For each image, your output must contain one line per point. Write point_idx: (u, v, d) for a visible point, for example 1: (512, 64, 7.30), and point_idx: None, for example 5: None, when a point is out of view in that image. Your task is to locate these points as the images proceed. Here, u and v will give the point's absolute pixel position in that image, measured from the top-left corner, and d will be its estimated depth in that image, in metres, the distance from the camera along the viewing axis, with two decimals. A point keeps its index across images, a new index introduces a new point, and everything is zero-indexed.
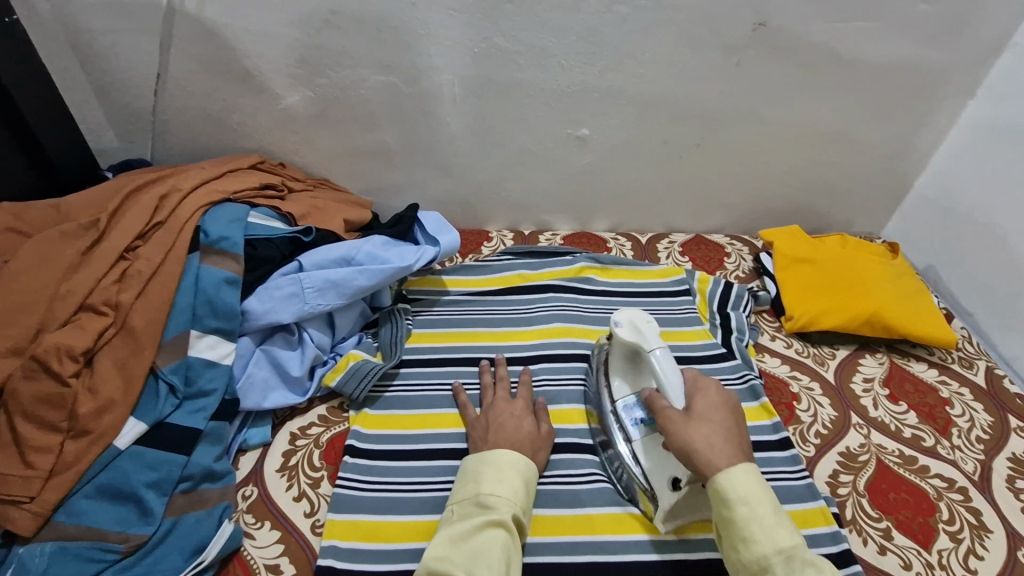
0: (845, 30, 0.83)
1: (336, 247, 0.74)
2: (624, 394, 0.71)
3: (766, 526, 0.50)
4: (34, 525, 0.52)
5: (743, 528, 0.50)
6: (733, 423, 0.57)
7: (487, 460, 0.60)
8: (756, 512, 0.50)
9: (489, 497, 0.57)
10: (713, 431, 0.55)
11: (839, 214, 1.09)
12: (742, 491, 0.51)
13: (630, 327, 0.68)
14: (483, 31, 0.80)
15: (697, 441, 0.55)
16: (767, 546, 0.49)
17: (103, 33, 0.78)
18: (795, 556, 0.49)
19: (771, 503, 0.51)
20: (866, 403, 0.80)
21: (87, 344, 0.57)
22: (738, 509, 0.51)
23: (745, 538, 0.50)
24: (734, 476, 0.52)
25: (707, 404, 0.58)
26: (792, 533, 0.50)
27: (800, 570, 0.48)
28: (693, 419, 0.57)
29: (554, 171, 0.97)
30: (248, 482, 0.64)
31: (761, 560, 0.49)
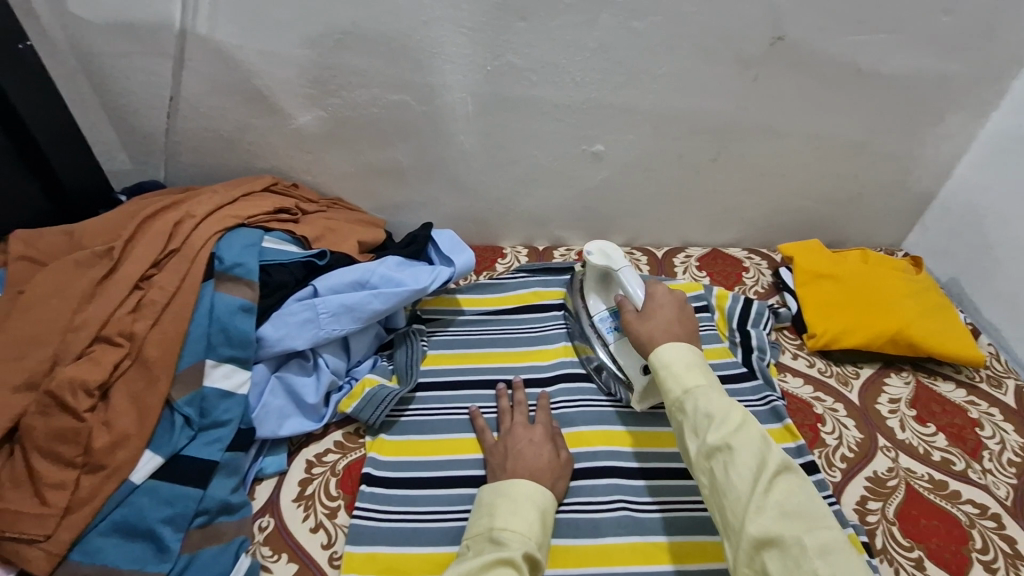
0: (865, 42, 0.82)
1: (350, 269, 0.73)
2: (599, 308, 0.80)
3: (676, 372, 0.60)
4: (49, 565, 0.52)
5: (660, 379, 0.61)
6: (675, 316, 0.67)
7: (502, 492, 0.59)
8: (670, 366, 0.61)
9: (503, 532, 0.55)
10: (656, 323, 0.67)
11: (860, 226, 1.07)
12: (662, 355, 0.62)
13: (601, 254, 0.76)
14: (496, 49, 0.79)
15: (645, 332, 0.66)
16: (676, 387, 0.59)
17: (115, 57, 0.78)
18: (698, 390, 0.58)
19: (684, 358, 0.61)
20: (892, 424, 0.78)
21: (102, 377, 0.57)
22: (657, 368, 0.62)
23: (662, 386, 0.61)
24: (662, 348, 0.63)
25: (655, 302, 0.69)
26: (701, 377, 0.59)
27: (698, 396, 0.57)
28: (642, 317, 0.68)
29: (568, 187, 0.96)
30: (264, 512, 0.63)
31: (673, 398, 0.59)
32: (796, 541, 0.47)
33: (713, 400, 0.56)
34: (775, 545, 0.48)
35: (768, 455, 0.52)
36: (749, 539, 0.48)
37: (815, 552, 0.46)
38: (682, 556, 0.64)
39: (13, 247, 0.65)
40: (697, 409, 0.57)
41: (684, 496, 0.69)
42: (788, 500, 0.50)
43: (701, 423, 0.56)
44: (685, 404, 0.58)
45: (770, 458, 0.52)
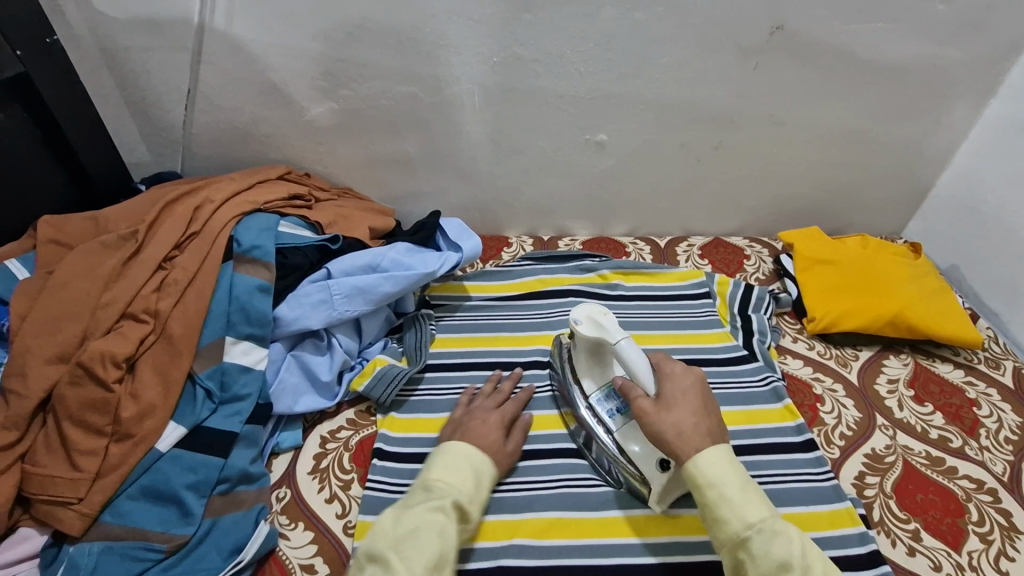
0: (862, 32, 0.84)
1: (362, 254, 0.76)
2: (595, 389, 0.71)
3: (737, 503, 0.53)
4: (82, 526, 0.55)
5: (716, 510, 0.54)
6: (701, 408, 0.59)
7: (445, 450, 0.61)
8: (727, 493, 0.54)
9: (436, 483, 0.57)
10: (683, 417, 0.58)
11: (860, 215, 1.08)
12: (711, 473, 0.55)
13: (591, 323, 0.68)
14: (502, 41, 0.81)
15: (668, 428, 0.58)
16: (739, 522, 0.53)
17: (137, 51, 0.81)
18: (767, 530, 0.52)
19: (739, 481, 0.55)
20: (891, 404, 0.80)
21: (129, 351, 0.59)
22: (710, 494, 0.54)
23: (717, 517, 0.54)
24: (709, 460, 0.55)
25: (676, 388, 0.61)
26: (761, 506, 0.54)
27: (771, 541, 0.51)
28: (663, 406, 0.60)
29: (572, 177, 0.98)
30: (281, 483, 0.66)
31: (736, 536, 0.53)
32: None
33: (788, 546, 0.51)
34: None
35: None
36: None
37: None
38: (642, 527, 0.66)
39: (43, 231, 0.68)
40: (773, 558, 0.51)
41: None
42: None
43: None
44: (754, 548, 0.52)
45: None
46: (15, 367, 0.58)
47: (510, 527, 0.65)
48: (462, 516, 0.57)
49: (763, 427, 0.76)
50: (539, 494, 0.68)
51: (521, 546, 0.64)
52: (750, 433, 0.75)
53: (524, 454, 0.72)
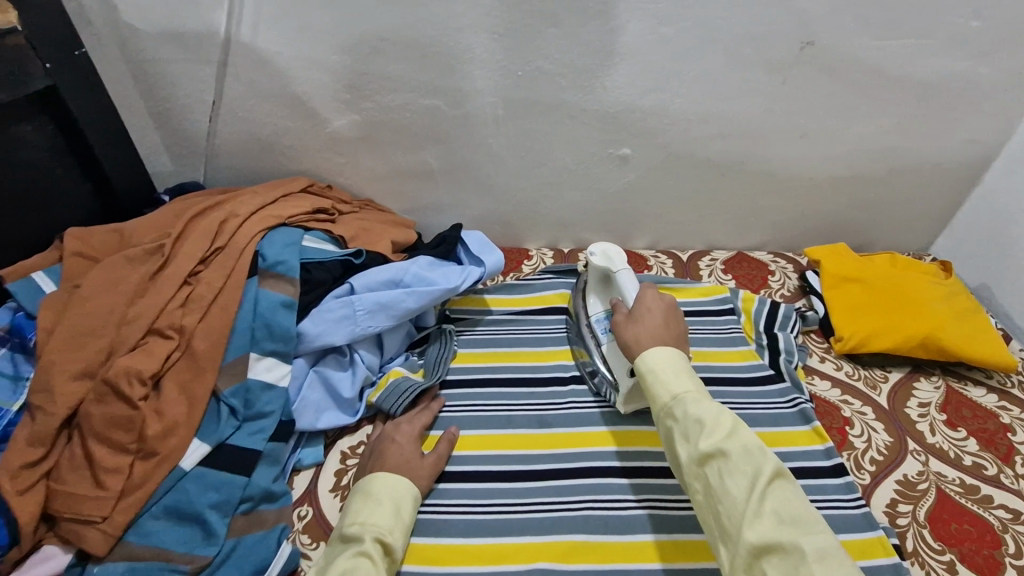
0: (894, 48, 0.82)
1: (385, 268, 0.75)
2: (598, 309, 0.82)
3: (665, 378, 0.60)
4: (106, 546, 0.54)
5: (647, 386, 0.61)
6: (664, 322, 0.67)
7: (360, 490, 0.62)
8: (657, 372, 0.60)
9: (351, 527, 0.58)
10: (643, 328, 0.66)
11: (887, 231, 1.06)
12: (648, 358, 0.62)
13: (602, 255, 0.79)
14: (527, 55, 0.81)
15: (630, 337, 0.66)
16: (664, 393, 0.59)
17: (163, 63, 0.81)
18: (685, 395, 0.57)
19: (672, 364, 0.60)
20: (922, 428, 0.78)
21: (154, 368, 0.59)
22: (646, 375, 0.61)
23: (651, 394, 0.60)
24: (655, 352, 0.62)
25: (644, 306, 0.69)
26: (688, 382, 0.59)
27: (687, 402, 0.56)
28: (630, 319, 0.69)
29: (594, 190, 0.97)
30: (303, 502, 0.65)
31: (662, 405, 0.59)
32: (796, 547, 0.48)
33: (702, 405, 0.56)
34: (774, 553, 0.48)
35: (761, 461, 0.52)
36: (749, 549, 0.48)
37: (814, 558, 0.47)
38: (671, 554, 0.64)
39: (69, 244, 0.68)
40: (688, 415, 0.56)
41: None
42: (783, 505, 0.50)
43: (692, 429, 0.55)
44: (675, 410, 0.57)
45: (766, 467, 0.51)
46: (40, 383, 0.58)
47: (532, 550, 0.64)
48: (389, 550, 0.57)
49: (789, 450, 0.74)
50: (563, 516, 0.67)
51: (544, 569, 0.63)
52: (778, 456, 0.73)
53: (546, 474, 0.71)
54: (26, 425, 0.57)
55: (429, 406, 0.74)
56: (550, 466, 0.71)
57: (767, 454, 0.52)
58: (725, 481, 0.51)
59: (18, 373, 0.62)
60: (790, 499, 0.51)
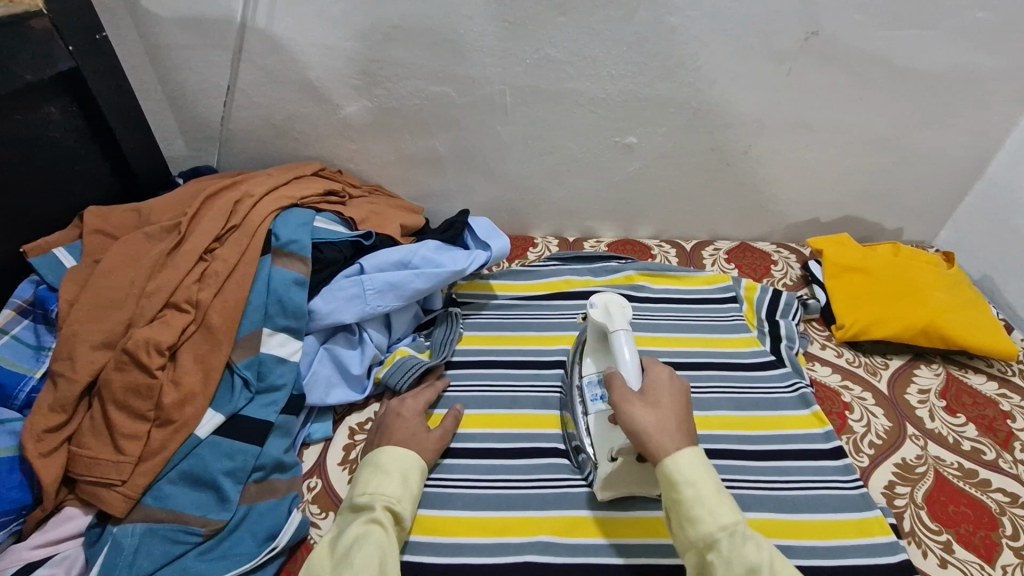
0: (898, 38, 0.83)
1: (394, 250, 0.77)
2: (591, 371, 0.72)
3: (712, 505, 0.52)
4: (125, 507, 0.56)
5: (689, 509, 0.53)
6: (681, 408, 0.59)
7: (369, 461, 0.63)
8: (702, 492, 0.53)
9: (361, 498, 0.59)
10: (662, 416, 0.57)
11: (890, 222, 1.07)
12: (688, 473, 0.54)
13: (603, 309, 0.71)
14: (535, 42, 0.82)
15: (649, 423, 0.57)
16: (712, 523, 0.52)
17: (180, 48, 0.83)
18: (738, 534, 0.52)
19: (716, 485, 0.54)
20: (922, 414, 0.79)
21: (171, 340, 0.61)
22: (686, 493, 0.53)
23: (691, 517, 0.53)
24: (684, 461, 0.54)
25: (659, 387, 0.61)
26: (733, 510, 0.53)
27: (742, 544, 0.51)
28: (645, 402, 0.59)
29: (599, 179, 0.98)
30: (312, 473, 0.67)
31: (705, 536, 0.52)
32: None
33: (759, 552, 0.51)
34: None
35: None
36: None
37: None
38: (618, 529, 0.65)
39: (89, 221, 0.71)
40: (742, 561, 0.50)
41: (720, 474, 0.70)
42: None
43: None
44: (725, 550, 0.51)
45: None
46: (63, 351, 0.60)
47: (533, 525, 0.65)
48: (398, 519, 0.59)
49: (789, 433, 0.75)
50: (565, 492, 0.68)
51: (546, 543, 0.64)
52: (777, 438, 0.75)
53: (546, 453, 0.72)
54: (49, 391, 0.59)
55: (435, 383, 0.76)
56: (551, 445, 0.73)
57: None
58: None
59: (41, 343, 0.64)
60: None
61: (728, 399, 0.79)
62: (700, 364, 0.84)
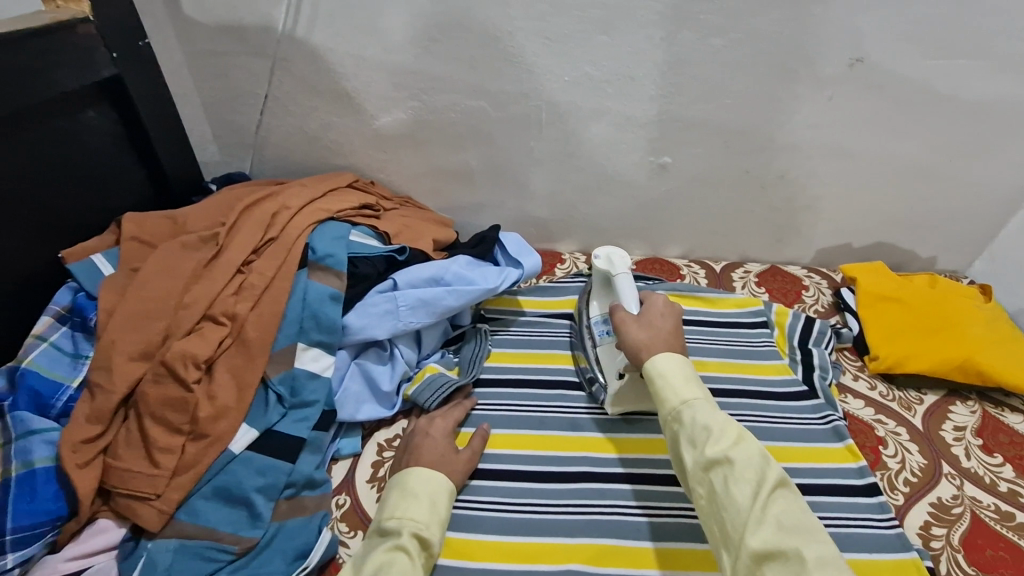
0: (945, 68, 0.82)
1: (427, 266, 0.76)
2: (597, 312, 0.82)
3: (675, 383, 0.61)
4: (159, 522, 0.56)
5: (658, 390, 0.62)
6: (673, 328, 0.68)
7: (396, 485, 0.62)
8: (668, 376, 0.61)
9: (388, 522, 0.58)
10: (653, 332, 0.67)
11: (924, 251, 1.05)
12: (659, 364, 0.63)
13: (607, 258, 0.80)
14: (576, 60, 0.82)
15: (641, 338, 0.66)
16: (674, 397, 0.60)
17: (220, 55, 0.84)
18: (696, 403, 0.59)
19: (681, 369, 0.62)
20: (957, 452, 0.78)
21: (208, 353, 0.61)
22: (655, 380, 0.62)
23: (660, 398, 0.61)
24: (661, 357, 0.63)
25: (654, 311, 0.70)
26: (698, 390, 0.60)
27: (697, 409, 0.58)
28: (639, 323, 0.69)
29: (631, 196, 0.97)
30: (341, 491, 0.67)
31: (671, 409, 0.60)
32: (797, 555, 0.48)
33: (712, 414, 0.57)
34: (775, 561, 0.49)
35: (768, 473, 0.53)
36: (751, 556, 0.49)
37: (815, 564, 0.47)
38: (670, 562, 0.64)
39: (126, 228, 0.71)
40: (697, 422, 0.57)
41: None
42: (783, 511, 0.51)
43: (700, 436, 0.56)
44: (684, 417, 0.58)
45: (772, 477, 0.52)
46: (101, 361, 0.60)
47: (566, 552, 0.65)
48: (426, 544, 0.58)
49: (821, 467, 0.74)
50: (595, 519, 0.68)
51: (576, 571, 0.63)
52: (810, 471, 0.73)
53: (577, 477, 0.71)
54: (86, 402, 0.59)
55: (463, 402, 0.75)
56: (580, 469, 0.72)
57: (773, 465, 0.54)
58: (730, 487, 0.52)
59: (78, 351, 0.64)
60: (792, 507, 0.52)
61: (759, 428, 0.78)
62: (731, 391, 0.82)
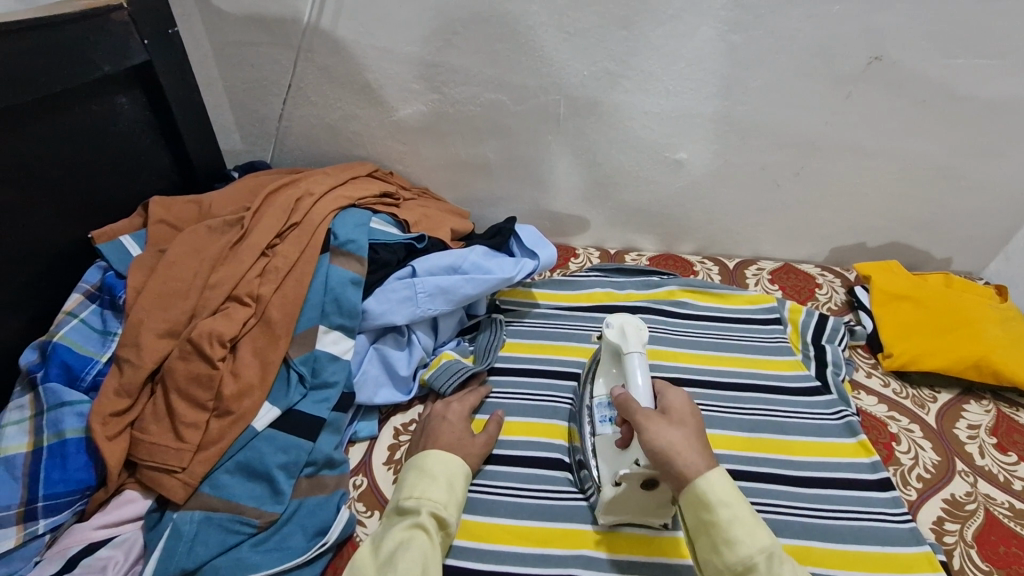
0: (965, 67, 0.82)
1: (445, 255, 0.77)
2: (602, 392, 0.72)
3: (747, 525, 0.53)
4: (184, 494, 0.58)
5: (726, 529, 0.53)
6: (699, 431, 0.60)
7: (414, 465, 0.63)
8: (738, 513, 0.53)
9: (406, 502, 0.59)
10: (686, 435, 0.58)
11: (939, 252, 1.05)
12: (722, 494, 0.54)
13: (620, 331, 0.70)
14: (596, 55, 0.82)
15: (674, 442, 0.56)
16: (750, 545, 0.52)
17: (246, 45, 0.86)
18: (775, 557, 0.52)
19: (746, 505, 0.54)
20: (971, 450, 0.78)
21: (234, 332, 0.62)
22: (722, 515, 0.53)
23: (727, 538, 0.52)
24: (711, 477, 0.55)
25: (678, 409, 0.61)
26: (766, 534, 0.53)
27: (781, 565, 0.51)
28: (667, 422, 0.58)
29: (646, 192, 0.98)
30: (359, 471, 0.68)
31: (745, 559, 0.51)
32: None
33: (795, 573, 0.51)
34: None
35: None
36: None
37: None
38: (616, 545, 0.65)
39: (153, 210, 0.73)
40: None
41: (764, 498, 0.70)
42: None
43: None
44: (764, 572, 0.51)
45: None
46: (129, 337, 0.62)
47: (579, 537, 0.65)
48: (443, 524, 0.59)
49: (833, 461, 0.74)
50: None
51: (590, 557, 0.63)
52: (823, 466, 0.74)
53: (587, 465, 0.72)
54: (115, 375, 0.61)
55: (478, 389, 0.76)
56: None
57: None
58: None
59: (107, 328, 0.65)
60: None
61: (772, 422, 0.78)
62: (744, 386, 0.83)
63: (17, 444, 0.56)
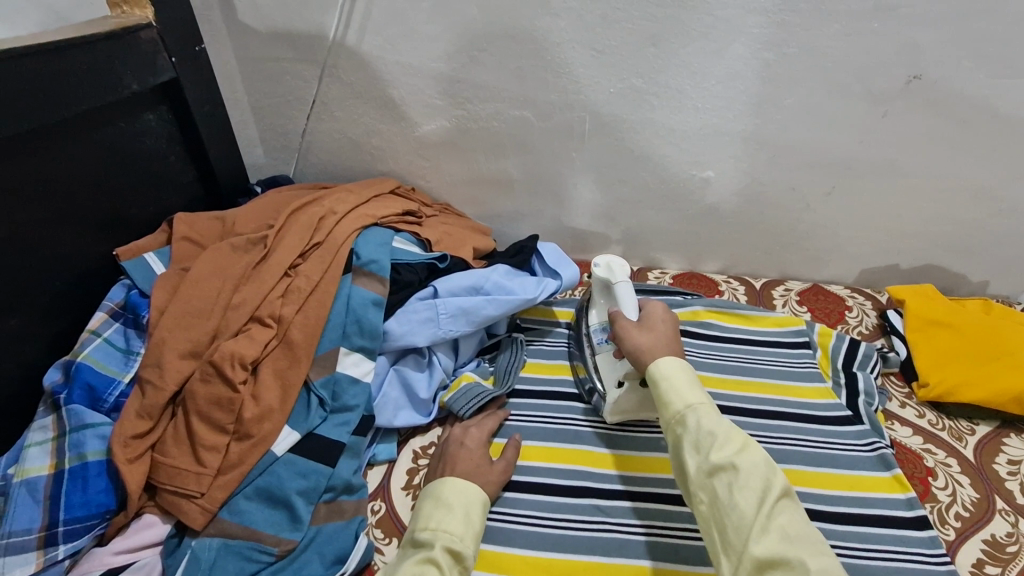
0: (1008, 87, 0.79)
1: (467, 275, 0.76)
2: (597, 320, 0.80)
3: (680, 387, 0.60)
4: (203, 520, 0.57)
5: (662, 392, 0.61)
6: (672, 333, 0.68)
7: (431, 493, 0.62)
8: (674, 381, 0.61)
9: (421, 533, 0.58)
10: (655, 337, 0.67)
11: (976, 275, 1.02)
12: (665, 368, 0.62)
13: (607, 266, 0.78)
14: (623, 72, 0.81)
15: (642, 344, 0.66)
16: (679, 401, 0.59)
17: (271, 61, 0.86)
18: (702, 409, 0.58)
19: (685, 373, 0.61)
20: (1012, 488, 0.74)
21: (255, 354, 0.62)
22: (660, 383, 0.61)
23: (664, 401, 0.60)
24: (662, 363, 0.63)
25: (654, 317, 0.70)
26: (702, 395, 0.60)
27: (702, 413, 0.57)
28: (640, 329, 0.69)
29: (671, 210, 0.96)
30: (377, 496, 0.67)
31: (674, 413, 0.59)
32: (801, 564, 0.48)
33: (717, 419, 0.57)
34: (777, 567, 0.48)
35: (770, 477, 0.53)
36: (753, 562, 0.49)
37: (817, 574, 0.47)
38: None
39: (177, 228, 0.73)
40: (702, 426, 0.56)
41: None
42: (788, 523, 0.51)
43: (704, 442, 0.55)
44: (689, 420, 0.57)
45: (776, 485, 0.52)
46: (152, 358, 0.62)
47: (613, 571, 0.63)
48: (459, 557, 0.57)
49: (865, 496, 0.71)
50: (630, 539, 0.66)
51: None
52: (855, 501, 0.71)
53: (610, 495, 0.70)
54: (137, 398, 0.60)
55: (497, 412, 0.75)
56: (617, 487, 0.70)
57: (777, 473, 0.53)
58: (734, 493, 0.52)
59: (130, 347, 0.65)
60: (793, 517, 0.52)
61: (802, 452, 0.76)
62: (772, 413, 0.80)
63: (39, 466, 0.56)
